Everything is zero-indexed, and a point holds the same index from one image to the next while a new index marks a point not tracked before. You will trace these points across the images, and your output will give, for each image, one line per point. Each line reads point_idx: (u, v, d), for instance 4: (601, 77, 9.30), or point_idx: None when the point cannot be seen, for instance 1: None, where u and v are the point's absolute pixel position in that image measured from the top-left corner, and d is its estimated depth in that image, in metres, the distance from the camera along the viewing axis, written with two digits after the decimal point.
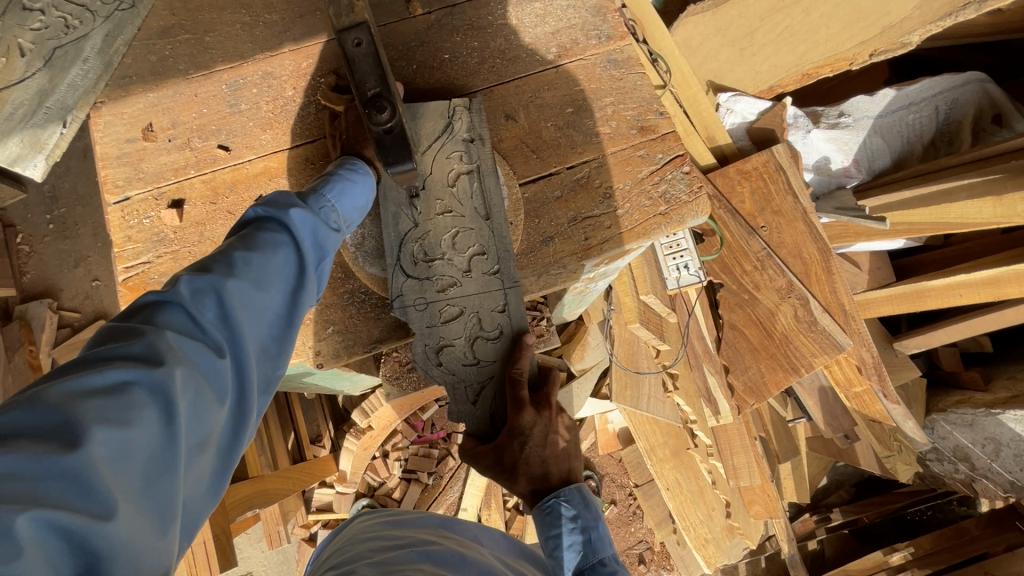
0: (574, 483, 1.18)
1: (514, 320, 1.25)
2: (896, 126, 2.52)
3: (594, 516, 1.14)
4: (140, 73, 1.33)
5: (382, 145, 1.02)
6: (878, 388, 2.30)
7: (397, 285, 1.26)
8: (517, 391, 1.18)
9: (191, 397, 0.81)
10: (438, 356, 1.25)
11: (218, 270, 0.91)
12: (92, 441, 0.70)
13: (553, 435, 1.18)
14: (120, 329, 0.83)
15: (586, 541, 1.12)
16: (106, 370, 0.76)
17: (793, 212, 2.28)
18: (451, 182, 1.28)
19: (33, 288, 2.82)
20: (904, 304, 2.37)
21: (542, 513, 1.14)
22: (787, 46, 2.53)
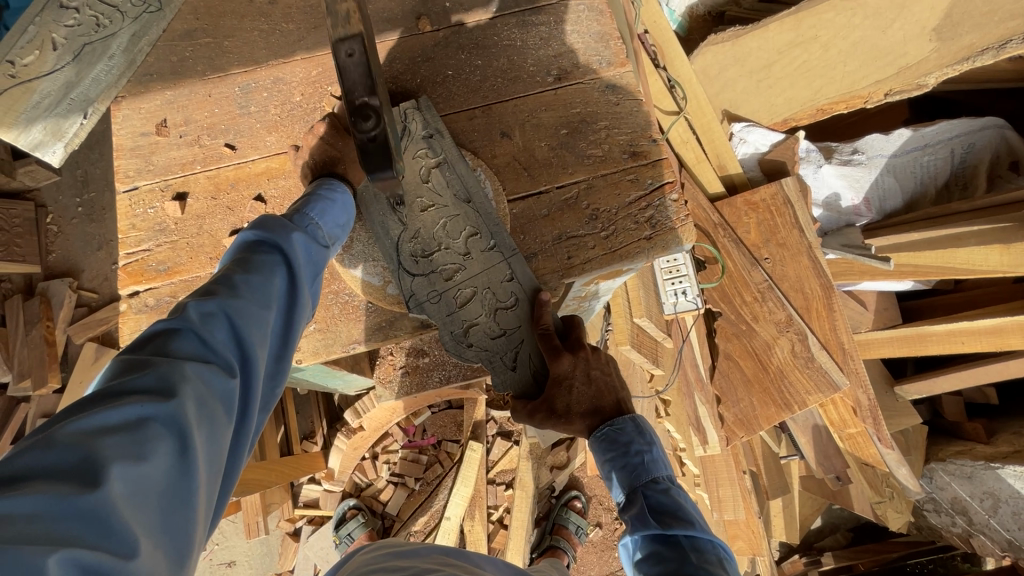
0: (627, 413, 1.30)
1: (524, 283, 1.31)
2: (909, 166, 2.48)
3: (648, 441, 1.28)
4: (161, 72, 1.41)
5: (365, 153, 1.01)
6: (872, 431, 2.28)
7: (407, 286, 1.31)
8: (550, 341, 1.25)
9: (203, 426, 0.86)
10: (467, 338, 1.33)
11: (223, 295, 0.97)
12: (113, 478, 0.74)
13: (595, 371, 1.28)
14: (132, 362, 0.87)
15: (641, 461, 1.26)
16: (121, 405, 0.79)
17: (799, 246, 2.30)
18: (425, 178, 1.33)
19: (56, 266, 2.95)
20: (905, 346, 2.33)
21: (600, 440, 1.27)
22: (803, 81, 2.53)
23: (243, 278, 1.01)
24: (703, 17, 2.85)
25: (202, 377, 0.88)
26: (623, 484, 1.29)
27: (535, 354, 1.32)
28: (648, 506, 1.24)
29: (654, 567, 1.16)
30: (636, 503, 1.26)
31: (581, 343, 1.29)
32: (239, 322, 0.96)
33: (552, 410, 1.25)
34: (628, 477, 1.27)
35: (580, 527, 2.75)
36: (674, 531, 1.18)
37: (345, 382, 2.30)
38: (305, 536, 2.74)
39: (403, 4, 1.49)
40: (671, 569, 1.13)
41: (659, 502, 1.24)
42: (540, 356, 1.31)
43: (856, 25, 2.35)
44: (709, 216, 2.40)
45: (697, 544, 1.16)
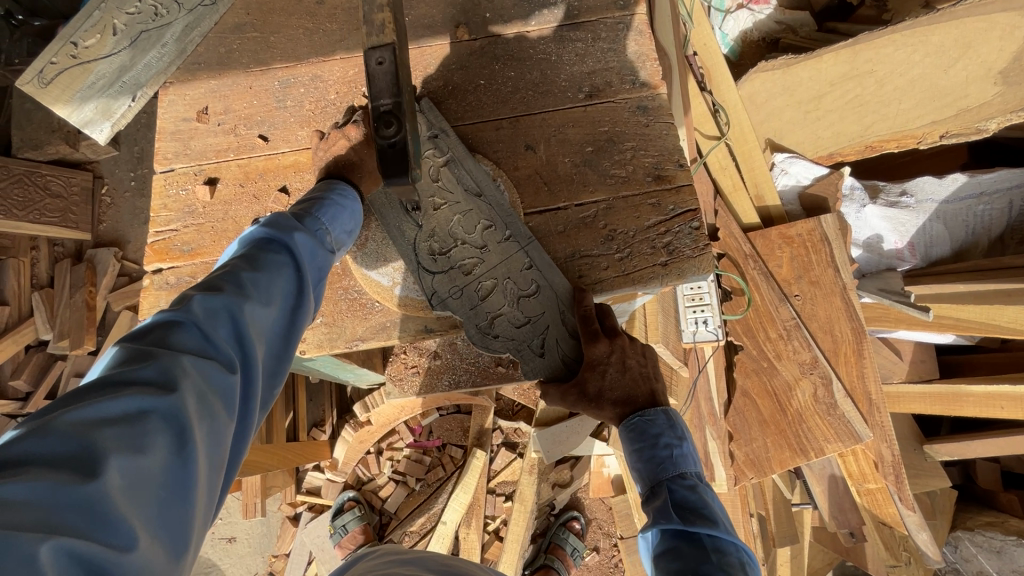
0: (661, 405, 1.30)
1: (545, 269, 1.31)
2: (961, 214, 2.34)
3: (678, 436, 1.28)
4: (208, 61, 1.47)
5: (385, 159, 1.00)
6: (893, 489, 2.16)
7: (427, 284, 1.32)
8: (591, 324, 1.26)
9: (203, 420, 0.87)
10: (492, 330, 1.33)
11: (228, 293, 0.98)
12: (110, 469, 0.74)
13: (629, 360, 1.29)
14: (135, 353, 0.87)
15: (669, 455, 1.26)
16: (120, 397, 0.80)
17: (832, 285, 2.23)
18: (435, 177, 1.33)
19: (104, 236, 3.12)
20: (938, 405, 2.20)
21: (629, 429, 1.28)
22: (854, 115, 2.43)
23: (250, 275, 1.03)
24: (756, 42, 2.77)
25: (203, 372, 0.89)
26: (647, 478, 1.28)
27: (564, 340, 1.32)
28: (672, 501, 1.22)
29: (673, 561, 1.12)
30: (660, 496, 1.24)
31: (617, 329, 1.31)
32: (243, 319, 0.97)
33: (585, 393, 1.27)
34: (654, 470, 1.27)
35: (576, 549, 2.69)
36: (696, 528, 1.14)
37: (356, 376, 2.34)
38: (304, 522, 2.78)
39: (444, 12, 1.51)
40: (689, 563, 1.10)
41: (683, 498, 1.22)
42: (575, 341, 1.32)
43: (916, 62, 2.26)
44: (740, 246, 2.33)
45: (719, 545, 1.13)
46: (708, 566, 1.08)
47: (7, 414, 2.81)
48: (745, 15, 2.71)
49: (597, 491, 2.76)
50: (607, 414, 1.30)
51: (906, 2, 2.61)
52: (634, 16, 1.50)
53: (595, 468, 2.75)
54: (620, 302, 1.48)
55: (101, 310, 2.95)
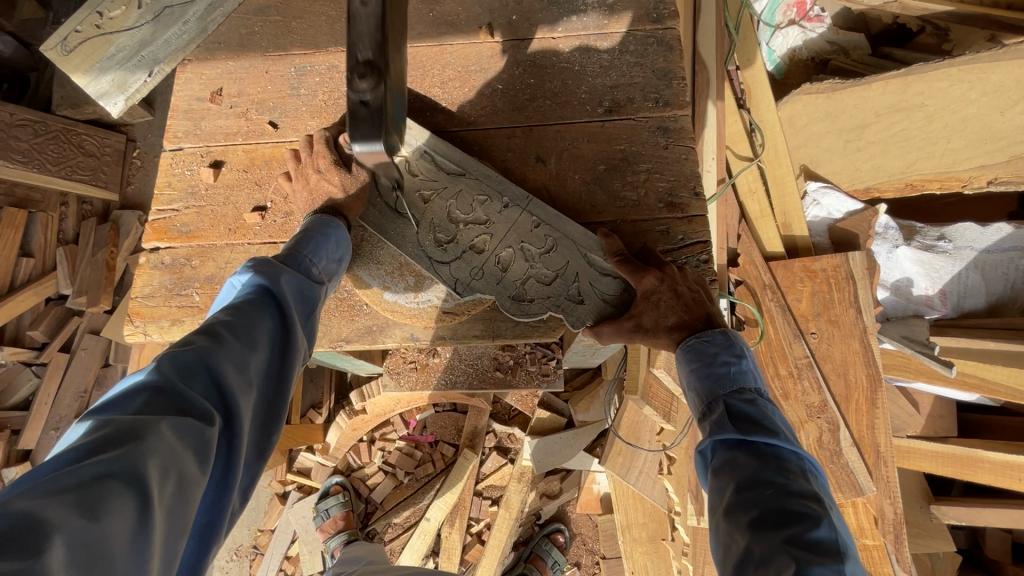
0: (719, 328, 1.21)
1: (556, 222, 1.29)
2: (1002, 266, 2.20)
3: (738, 354, 1.17)
4: (229, 43, 1.47)
5: (355, 117, 0.99)
6: (891, 548, 2.05)
7: (448, 271, 1.29)
8: (627, 263, 1.19)
9: (170, 481, 0.83)
10: (526, 295, 1.29)
11: (206, 346, 0.97)
12: (59, 544, 0.69)
13: (681, 288, 1.19)
14: (104, 419, 0.84)
15: (727, 372, 1.15)
16: (83, 464, 0.77)
17: (851, 327, 2.13)
18: (414, 172, 1.32)
19: (131, 198, 3.18)
20: (951, 466, 2.09)
21: (685, 351, 1.19)
22: (897, 150, 2.30)
23: (229, 325, 1.03)
24: (804, 61, 2.63)
25: (176, 430, 0.87)
26: (699, 393, 1.16)
27: (600, 281, 1.27)
28: (728, 414, 1.10)
29: (730, 473, 1.02)
30: (715, 410, 1.12)
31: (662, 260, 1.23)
32: (222, 367, 0.96)
33: (641, 328, 1.22)
34: (710, 385, 1.15)
35: (557, 562, 2.65)
36: (755, 438, 1.04)
37: (353, 365, 2.33)
38: (291, 501, 2.81)
39: (470, 10, 1.46)
40: (747, 475, 1.00)
41: (742, 411, 1.10)
42: (621, 279, 1.27)
43: (971, 100, 2.13)
44: (759, 276, 2.23)
45: (777, 452, 1.02)
46: (771, 476, 0.98)
47: (21, 361, 2.89)
48: (795, 31, 2.58)
49: (585, 507, 2.72)
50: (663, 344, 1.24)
51: (971, 33, 2.45)
52: (667, 30, 1.42)
53: (585, 484, 2.70)
54: None
55: (120, 271, 3.01)
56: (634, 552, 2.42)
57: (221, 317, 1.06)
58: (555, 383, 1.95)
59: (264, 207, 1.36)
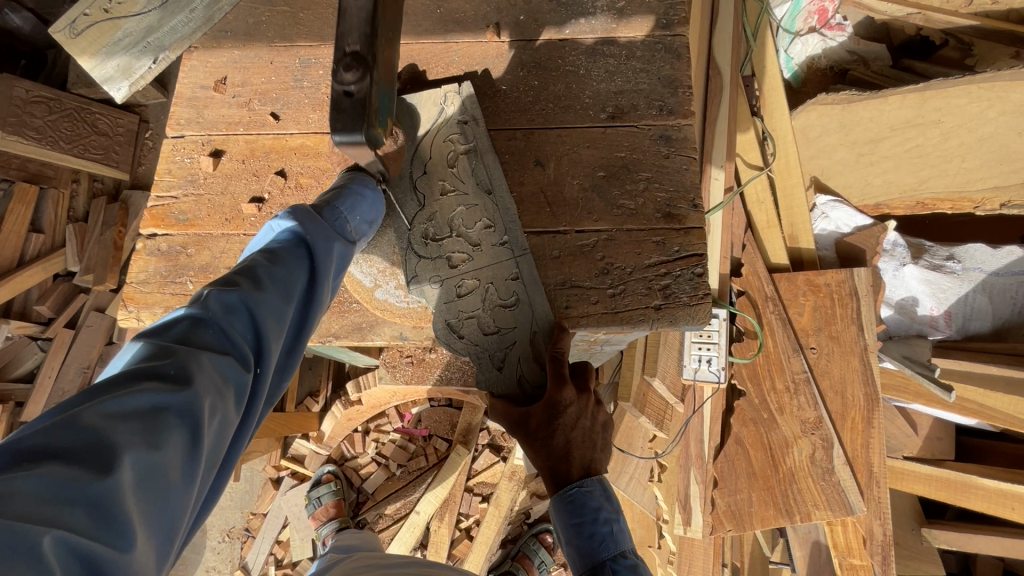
0: (598, 474, 1.19)
1: (528, 287, 1.26)
2: (1011, 291, 2.16)
3: (615, 508, 1.19)
4: (236, 32, 1.47)
5: (339, 107, 1.02)
6: (878, 570, 2.02)
7: (410, 266, 1.31)
8: (559, 367, 1.15)
9: (215, 419, 0.85)
10: (459, 330, 1.29)
11: (248, 288, 0.95)
12: (123, 467, 0.72)
13: (585, 420, 1.17)
14: (153, 348, 0.85)
15: (609, 532, 1.17)
16: (137, 392, 0.78)
17: (852, 345, 2.10)
18: (450, 163, 1.33)
19: (141, 178, 3.20)
20: (944, 491, 2.07)
21: (564, 502, 1.17)
22: (910, 167, 2.25)
23: (267, 270, 1.00)
24: (821, 71, 2.58)
25: (220, 370, 0.87)
26: (584, 555, 1.18)
27: (528, 361, 1.26)
28: None
29: None
30: None
31: (590, 386, 1.21)
32: (260, 314, 0.94)
33: (529, 427, 1.17)
34: (592, 549, 1.17)
35: (543, 563, 2.64)
36: None
37: (350, 356, 2.34)
38: (284, 488, 2.84)
39: (478, 8, 1.45)
40: None
41: None
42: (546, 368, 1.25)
43: (989, 120, 2.09)
44: (762, 287, 2.19)
45: None
46: None
47: (28, 335, 2.94)
48: (815, 40, 2.51)
49: None
50: (535, 455, 1.18)
51: (995, 48, 2.39)
52: (676, 37, 1.40)
53: None
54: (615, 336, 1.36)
55: (127, 251, 3.04)
56: None
57: (259, 256, 1.03)
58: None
59: (260, 198, 1.36)
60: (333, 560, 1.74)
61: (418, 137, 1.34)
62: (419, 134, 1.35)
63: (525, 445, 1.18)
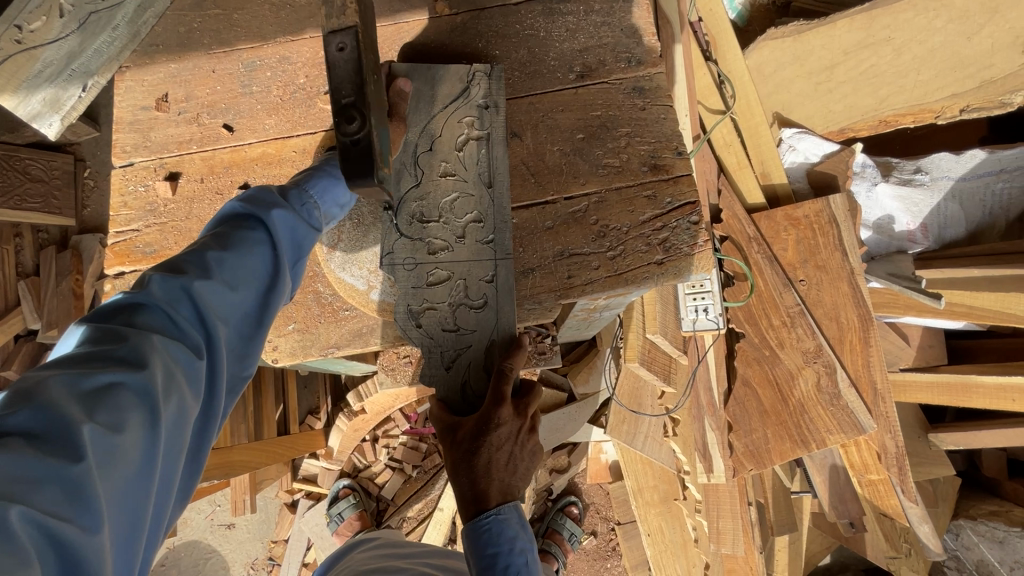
0: (514, 501, 1.12)
1: (501, 292, 1.21)
2: (978, 193, 2.22)
3: (530, 537, 1.13)
4: (167, 43, 1.36)
5: (346, 158, 0.94)
6: (896, 481, 2.07)
7: (389, 242, 1.24)
8: (500, 385, 1.11)
9: (173, 401, 0.85)
10: (418, 318, 1.23)
11: (196, 271, 0.93)
12: (85, 448, 0.75)
13: (521, 442, 1.12)
14: (102, 332, 0.85)
15: (524, 563, 1.11)
16: (91, 375, 0.79)
17: (840, 270, 2.13)
18: (459, 146, 1.26)
19: (89, 221, 3.01)
20: (947, 395, 2.12)
21: (478, 530, 1.09)
22: (868, 88, 2.27)
23: (218, 252, 0.96)
24: (765, 6, 2.57)
25: (171, 354, 0.87)
26: None
27: (480, 366, 1.21)
28: None
29: None
30: None
31: (529, 409, 1.15)
32: (210, 299, 0.92)
33: (456, 436, 1.12)
34: None
35: (574, 534, 2.66)
36: None
37: (347, 367, 2.27)
38: (302, 510, 2.77)
39: None
40: None
41: None
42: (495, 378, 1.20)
43: (937, 29, 2.10)
44: (744, 229, 2.20)
45: None
46: None
47: None
48: None
49: (595, 477, 2.73)
50: (450, 466, 1.12)
51: None
52: None
53: (593, 455, 2.72)
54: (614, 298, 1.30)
55: (89, 299, 2.88)
56: (648, 513, 2.45)
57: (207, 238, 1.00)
58: (553, 362, 1.61)
59: None
60: (355, 542, 1.78)
61: (434, 109, 1.26)
62: (433, 107, 1.26)
63: (447, 456, 1.12)
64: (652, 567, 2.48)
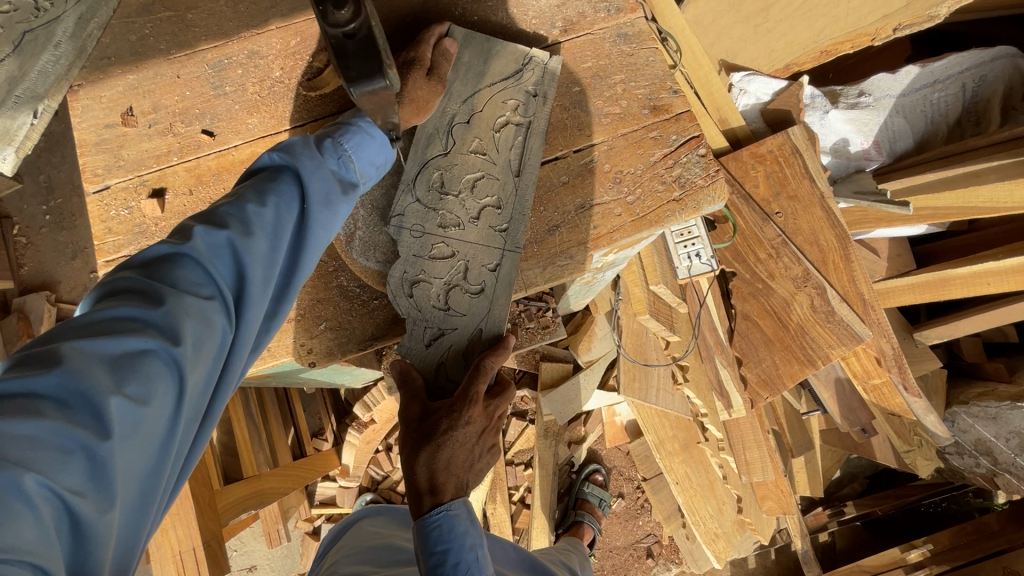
0: (465, 497, 1.10)
1: (499, 285, 1.19)
2: (919, 105, 2.39)
3: (479, 533, 1.12)
4: (119, 54, 1.25)
5: (344, 53, 0.90)
6: (897, 380, 2.20)
7: (402, 203, 1.21)
8: (475, 383, 1.08)
9: (200, 372, 0.85)
10: (410, 288, 1.20)
11: (234, 229, 0.91)
12: (113, 419, 0.74)
13: (482, 438, 1.09)
14: (138, 285, 0.84)
15: (472, 558, 1.10)
16: (122, 338, 0.78)
17: (810, 196, 2.13)
18: (497, 127, 1.24)
19: (29, 280, 2.76)
20: (928, 292, 2.27)
21: (428, 528, 1.06)
22: (806, 22, 2.37)
23: (257, 209, 0.94)
24: None
25: (202, 319, 0.85)
26: None
27: (460, 350, 1.18)
28: None
29: None
30: None
31: (497, 410, 1.13)
32: (243, 261, 0.90)
33: (419, 424, 1.08)
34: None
35: (603, 500, 2.69)
36: None
37: (353, 376, 2.13)
38: None
39: None
40: None
41: None
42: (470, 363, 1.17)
43: None
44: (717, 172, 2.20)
45: None
46: None
47: None
48: None
49: (613, 440, 2.75)
50: (407, 456, 1.07)
51: None
52: None
53: (608, 419, 2.73)
54: (622, 253, 1.33)
55: None
56: (674, 463, 2.47)
57: (252, 187, 0.98)
58: (557, 335, 1.58)
59: None
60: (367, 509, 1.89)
61: (480, 84, 1.24)
62: (478, 83, 1.24)
63: (403, 443, 1.08)
64: (684, 513, 2.53)
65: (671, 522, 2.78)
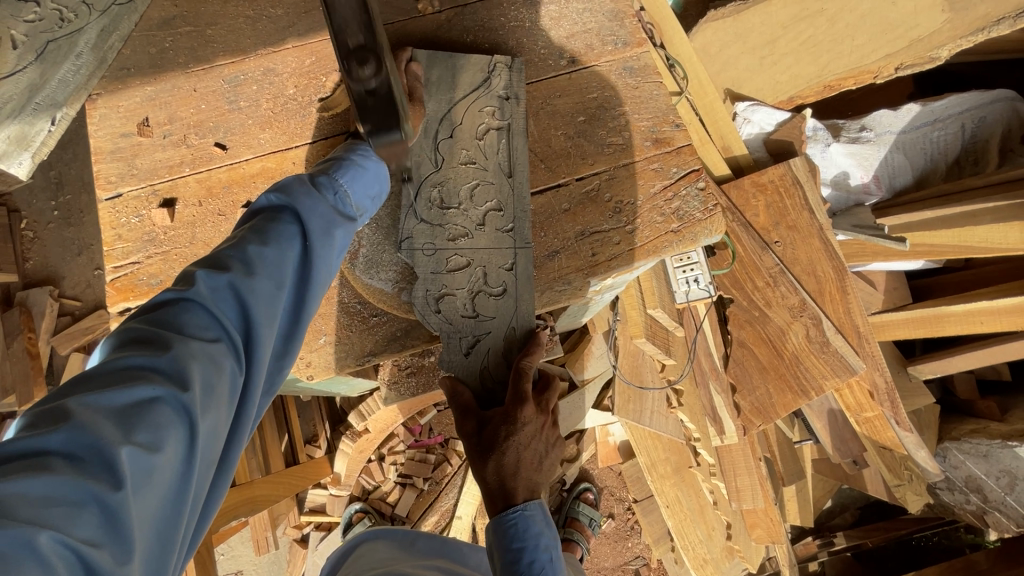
0: (537, 499, 1.14)
1: (520, 280, 1.22)
2: (918, 143, 2.42)
3: (553, 535, 1.14)
4: (139, 65, 1.29)
5: (365, 106, 1.00)
6: (889, 414, 2.21)
7: (408, 226, 1.23)
8: (522, 383, 1.12)
9: (209, 416, 0.87)
10: (437, 304, 1.22)
11: (236, 272, 0.94)
12: (125, 470, 0.76)
13: (543, 438, 1.13)
14: (145, 336, 0.87)
15: (547, 561, 1.11)
16: (131, 388, 0.80)
17: (810, 228, 2.15)
18: (479, 135, 1.27)
19: (34, 274, 2.78)
20: (921, 328, 2.29)
21: (504, 526, 1.10)
22: (811, 56, 2.42)
23: (257, 250, 0.98)
24: None
25: (208, 364, 0.87)
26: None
27: (501, 347, 1.21)
28: None
29: None
30: None
31: (549, 406, 1.16)
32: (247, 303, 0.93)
33: (480, 437, 1.11)
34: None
35: (593, 519, 2.67)
36: None
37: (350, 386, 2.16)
38: (314, 543, 2.65)
39: None
40: None
41: None
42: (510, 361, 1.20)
43: None
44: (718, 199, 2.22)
45: None
46: None
47: None
48: None
49: (607, 460, 2.76)
50: (473, 462, 1.11)
51: None
52: None
53: (601, 439, 2.74)
54: (620, 279, 1.34)
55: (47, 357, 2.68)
56: (664, 486, 2.48)
57: (250, 231, 1.02)
58: (555, 352, 1.62)
59: None
60: (366, 534, 1.90)
61: (454, 96, 1.27)
62: (453, 95, 1.27)
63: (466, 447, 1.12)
64: (674, 537, 2.52)
65: (660, 545, 2.77)
